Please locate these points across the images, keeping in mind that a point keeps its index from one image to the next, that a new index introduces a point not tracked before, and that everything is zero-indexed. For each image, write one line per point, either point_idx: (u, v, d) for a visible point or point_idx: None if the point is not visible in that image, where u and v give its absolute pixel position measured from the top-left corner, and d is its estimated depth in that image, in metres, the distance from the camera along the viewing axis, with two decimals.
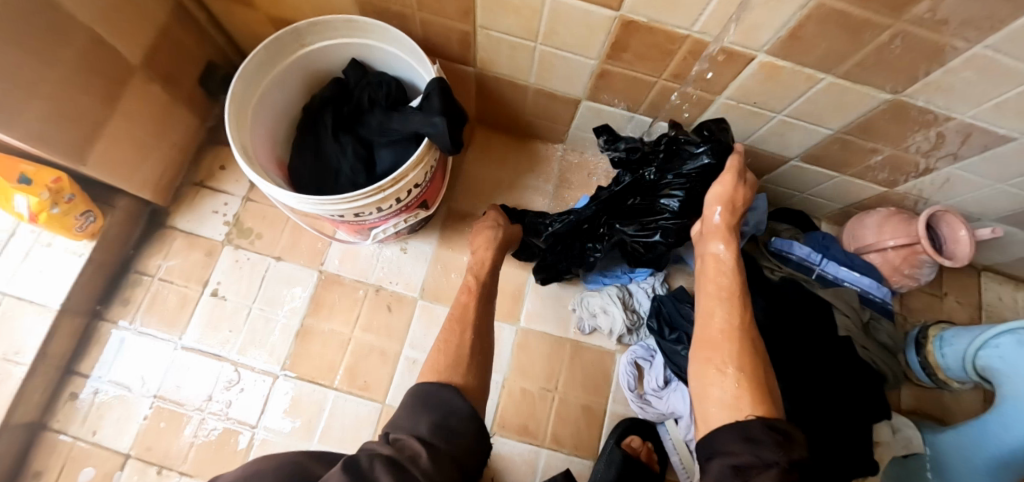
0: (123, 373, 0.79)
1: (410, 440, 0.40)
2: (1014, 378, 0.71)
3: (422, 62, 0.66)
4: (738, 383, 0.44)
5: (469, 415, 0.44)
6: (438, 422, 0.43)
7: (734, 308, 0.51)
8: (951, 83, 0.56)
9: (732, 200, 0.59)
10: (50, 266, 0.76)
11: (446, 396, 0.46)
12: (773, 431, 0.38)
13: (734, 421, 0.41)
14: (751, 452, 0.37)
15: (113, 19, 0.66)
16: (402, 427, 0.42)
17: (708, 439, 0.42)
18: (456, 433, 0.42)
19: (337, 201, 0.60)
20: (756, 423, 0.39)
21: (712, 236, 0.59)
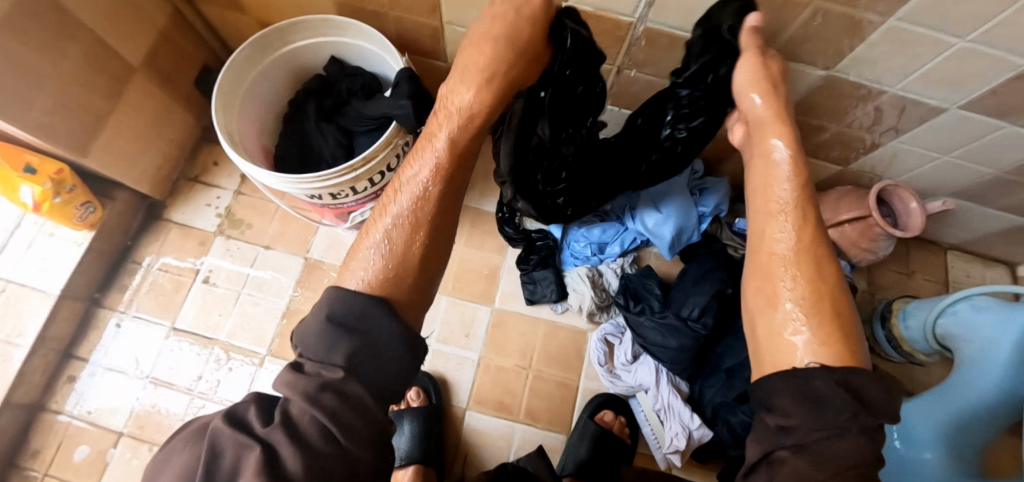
0: (119, 357, 0.83)
1: (320, 384, 0.33)
2: (968, 342, 0.73)
3: (391, 54, 0.72)
4: (801, 306, 0.38)
5: (385, 336, 0.36)
6: (359, 345, 0.35)
7: (796, 221, 0.41)
8: (876, 57, 0.60)
9: (771, 90, 0.46)
10: (52, 254, 0.81)
11: (369, 313, 0.37)
12: (842, 388, 0.32)
13: (789, 368, 0.35)
14: (812, 415, 0.31)
15: (115, 24, 0.72)
16: (319, 351, 0.35)
17: (761, 385, 0.37)
18: (383, 361, 0.36)
19: (312, 179, 0.66)
20: (820, 374, 0.33)
21: (763, 136, 0.45)
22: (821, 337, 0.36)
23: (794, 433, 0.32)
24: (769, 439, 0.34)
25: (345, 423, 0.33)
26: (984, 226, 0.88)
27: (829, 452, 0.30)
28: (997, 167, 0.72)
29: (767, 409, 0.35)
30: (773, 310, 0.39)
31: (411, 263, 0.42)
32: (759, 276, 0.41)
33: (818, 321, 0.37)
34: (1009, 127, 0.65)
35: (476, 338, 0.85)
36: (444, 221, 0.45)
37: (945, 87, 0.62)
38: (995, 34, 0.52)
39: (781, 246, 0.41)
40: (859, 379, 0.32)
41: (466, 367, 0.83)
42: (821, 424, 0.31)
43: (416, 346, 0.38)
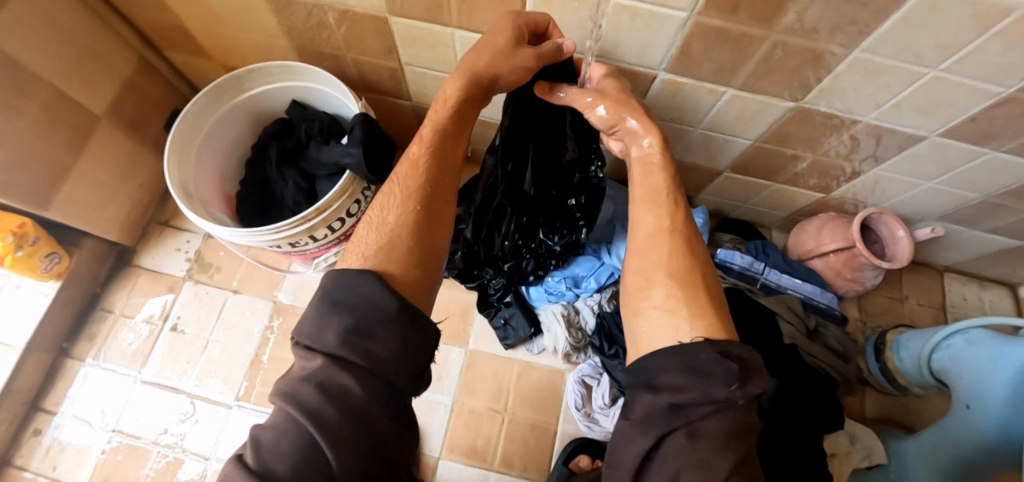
0: (84, 409, 0.82)
1: (308, 377, 0.34)
2: (964, 381, 0.69)
3: (349, 97, 0.71)
4: (674, 281, 0.44)
5: (390, 309, 0.37)
6: (351, 324, 0.36)
7: (668, 208, 0.49)
8: (843, 88, 0.57)
9: (626, 99, 0.53)
10: (18, 305, 0.81)
11: (366, 285, 0.39)
12: (725, 361, 0.35)
13: (677, 345, 0.39)
14: (700, 389, 0.34)
15: (75, 76, 0.73)
16: (313, 333, 0.37)
17: (648, 362, 0.39)
18: (378, 337, 0.36)
19: (265, 231, 0.64)
20: (705, 350, 0.36)
21: (639, 136, 0.52)
22: (691, 311, 0.41)
23: (684, 411, 0.34)
24: (667, 420, 0.35)
25: (323, 416, 0.32)
26: (978, 249, 0.83)
27: (711, 430, 0.33)
28: (983, 192, 0.69)
29: (652, 390, 0.37)
30: (653, 291, 0.44)
31: (403, 233, 0.46)
32: (648, 253, 0.47)
33: (691, 291, 0.43)
34: (992, 153, 0.61)
35: (448, 382, 0.82)
36: (437, 200, 0.50)
37: (919, 116, 0.59)
38: (967, 63, 0.49)
39: (650, 229, 0.48)
40: (733, 350, 0.37)
41: (437, 413, 0.80)
42: (709, 398, 0.34)
43: (415, 318, 0.38)
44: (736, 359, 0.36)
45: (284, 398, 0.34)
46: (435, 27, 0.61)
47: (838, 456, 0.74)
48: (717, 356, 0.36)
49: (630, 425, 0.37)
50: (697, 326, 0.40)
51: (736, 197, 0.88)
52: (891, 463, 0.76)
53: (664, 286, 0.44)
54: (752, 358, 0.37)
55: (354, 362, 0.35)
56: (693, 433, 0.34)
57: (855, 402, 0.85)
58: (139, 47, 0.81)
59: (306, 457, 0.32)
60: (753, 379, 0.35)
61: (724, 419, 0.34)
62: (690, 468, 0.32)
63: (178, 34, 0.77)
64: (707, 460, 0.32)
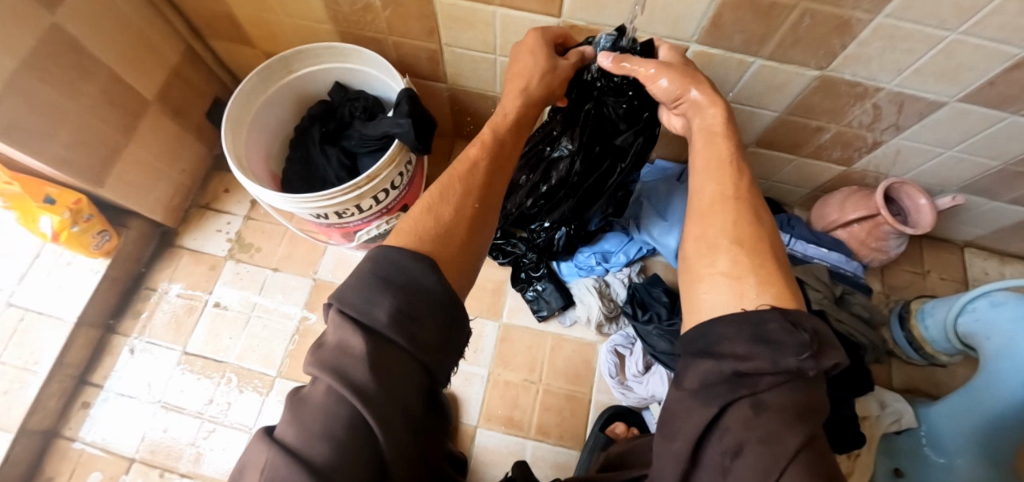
0: (131, 382, 0.84)
1: (359, 354, 0.29)
2: (993, 341, 0.71)
3: (392, 76, 0.75)
4: (740, 249, 0.38)
5: (444, 300, 0.34)
6: (401, 305, 0.32)
7: (732, 176, 0.44)
8: (867, 54, 0.60)
9: (692, 73, 0.52)
10: (69, 282, 0.84)
11: (418, 271, 0.35)
12: (799, 330, 0.30)
13: (741, 312, 0.33)
14: (769, 356, 0.29)
15: (131, 60, 0.76)
16: (356, 307, 0.32)
17: (705, 331, 0.34)
18: (426, 325, 0.33)
19: (317, 198, 0.67)
20: (775, 318, 0.31)
21: (704, 106, 0.50)
22: (758, 278, 0.36)
23: (749, 380, 0.29)
24: (730, 386, 0.29)
25: (377, 401, 0.28)
26: (998, 221, 0.86)
27: (778, 400, 0.28)
28: (1001, 158, 0.71)
29: (710, 358, 0.32)
30: (717, 257, 0.39)
31: (456, 225, 0.42)
32: (706, 219, 0.42)
33: (760, 260, 0.37)
34: (1011, 118, 0.64)
35: (484, 353, 0.85)
36: (486, 195, 0.47)
37: (939, 82, 0.62)
38: (986, 25, 0.52)
39: (713, 196, 0.43)
40: (806, 321, 0.31)
41: (474, 383, 0.82)
42: (779, 367, 0.29)
43: (457, 314, 0.35)
44: (811, 330, 0.30)
45: (329, 372, 0.29)
46: (478, 7, 0.65)
47: (868, 420, 0.76)
48: (790, 325, 0.31)
49: (682, 395, 0.32)
50: (764, 294, 0.35)
51: (758, 174, 0.91)
52: (921, 427, 0.77)
53: (729, 252, 0.38)
54: (826, 331, 0.31)
55: (401, 346, 0.31)
56: (759, 405, 0.28)
57: (881, 372, 0.87)
58: (187, 36, 0.85)
59: (353, 448, 0.27)
60: (827, 352, 0.30)
61: (794, 392, 0.29)
62: (755, 441, 0.27)
63: (225, 22, 0.81)
64: (778, 433, 0.27)
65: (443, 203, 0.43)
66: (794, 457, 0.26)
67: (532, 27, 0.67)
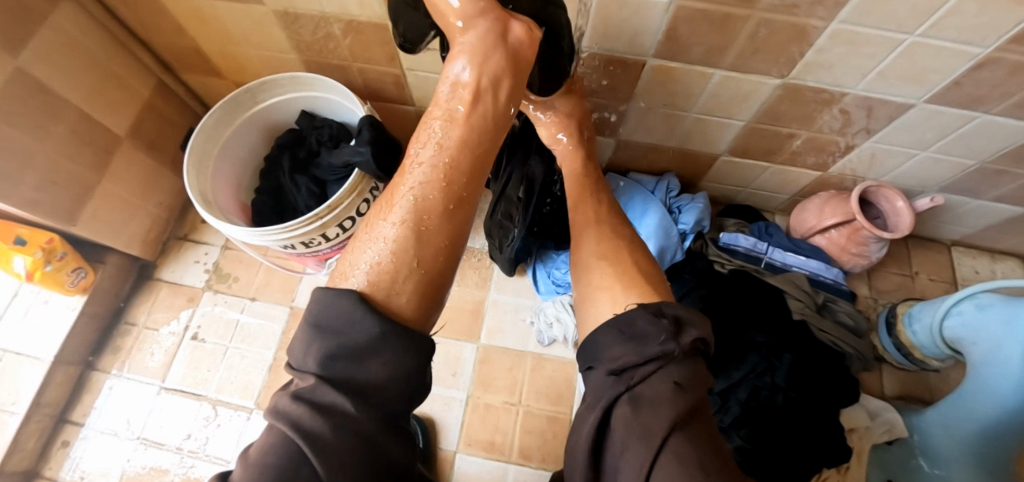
0: (111, 418, 0.84)
1: (300, 393, 0.30)
2: (977, 345, 0.69)
3: (355, 102, 0.74)
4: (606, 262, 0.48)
5: (379, 326, 0.31)
6: (337, 348, 0.30)
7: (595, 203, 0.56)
8: (828, 61, 0.59)
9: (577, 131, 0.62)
10: (47, 321, 0.84)
11: (344, 309, 0.32)
12: (659, 319, 0.37)
13: (616, 317, 0.41)
14: (637, 350, 0.36)
15: (100, 99, 0.77)
16: (298, 359, 0.32)
17: (593, 340, 0.41)
18: (368, 355, 0.31)
19: (280, 231, 0.66)
20: (641, 314, 0.39)
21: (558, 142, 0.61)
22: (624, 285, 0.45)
23: (627, 374, 0.36)
24: (614, 385, 0.36)
25: (318, 445, 0.28)
26: (985, 219, 0.84)
27: (654, 384, 0.34)
28: (979, 157, 0.70)
29: (601, 364, 0.38)
30: (591, 275, 0.47)
31: (398, 263, 0.35)
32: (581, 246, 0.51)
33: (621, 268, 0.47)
34: (983, 116, 0.62)
35: (463, 377, 0.83)
36: (456, 206, 0.38)
37: (906, 84, 0.60)
38: (944, 27, 0.51)
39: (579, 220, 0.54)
40: (665, 309, 0.39)
41: (454, 407, 0.81)
42: (646, 356, 0.35)
43: (409, 342, 0.32)
44: (668, 315, 0.38)
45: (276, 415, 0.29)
46: None
47: (857, 431, 0.74)
48: (652, 317, 0.38)
49: (585, 407, 0.38)
50: (631, 294, 0.43)
51: (735, 182, 0.90)
52: (913, 436, 0.75)
53: (601, 268, 0.47)
54: (689, 313, 0.38)
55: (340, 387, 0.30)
56: (635, 399, 0.34)
57: (871, 380, 0.84)
58: (157, 71, 0.86)
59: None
60: (687, 331, 0.36)
61: (666, 374, 0.34)
62: (634, 430, 0.32)
63: (193, 56, 0.82)
64: (649, 422, 0.32)
65: (374, 227, 0.38)
66: (667, 434, 0.31)
67: None
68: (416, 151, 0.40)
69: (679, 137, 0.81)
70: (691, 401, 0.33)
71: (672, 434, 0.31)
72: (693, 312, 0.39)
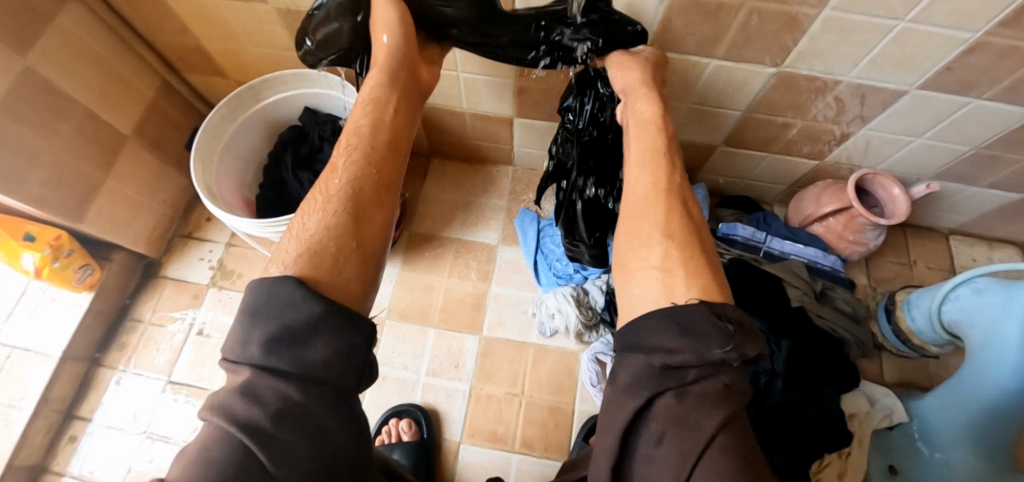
0: (117, 413, 0.85)
1: (238, 386, 0.31)
2: (975, 328, 0.69)
3: (357, 97, 0.76)
4: (670, 243, 0.42)
5: (317, 309, 0.33)
6: (279, 332, 0.32)
7: (665, 170, 0.47)
8: (820, 49, 0.60)
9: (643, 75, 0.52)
10: (55, 318, 0.85)
11: (285, 290, 0.33)
12: (721, 324, 0.34)
13: (672, 307, 0.37)
14: (696, 350, 0.33)
15: (106, 98, 0.79)
16: (237, 351, 0.33)
17: (635, 325, 0.38)
18: (308, 340, 0.32)
19: (284, 222, 0.67)
20: (702, 312, 0.35)
21: (637, 99, 0.51)
22: (686, 272, 0.40)
23: (678, 372, 0.34)
24: (660, 379, 0.34)
25: (260, 428, 0.29)
26: (981, 206, 0.84)
27: (705, 386, 0.33)
28: (973, 143, 0.71)
29: (643, 351, 0.36)
30: (651, 250, 0.42)
31: (332, 244, 0.38)
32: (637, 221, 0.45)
33: (688, 256, 0.41)
34: (975, 102, 0.63)
35: (466, 368, 0.84)
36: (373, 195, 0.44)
37: (898, 71, 0.61)
38: (933, 12, 0.52)
39: (646, 189, 0.46)
40: (729, 311, 0.36)
41: (457, 399, 0.82)
42: (705, 359, 0.33)
43: (345, 320, 0.34)
44: (733, 322, 0.35)
45: (218, 410, 0.30)
46: None
47: (857, 417, 0.74)
48: (714, 317, 0.35)
49: (617, 388, 0.36)
50: (692, 286, 0.38)
51: (733, 173, 0.91)
52: (912, 421, 0.76)
53: (657, 247, 0.42)
54: (746, 320, 0.36)
55: (280, 372, 0.31)
56: (682, 395, 0.33)
57: (871, 367, 0.85)
58: (161, 71, 0.87)
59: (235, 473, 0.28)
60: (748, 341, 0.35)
61: (719, 378, 0.33)
62: (680, 424, 0.32)
63: (197, 55, 0.83)
64: (692, 417, 0.32)
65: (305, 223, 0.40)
66: (712, 438, 0.31)
67: None
68: (335, 160, 0.45)
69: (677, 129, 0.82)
70: (736, 401, 0.33)
71: (713, 440, 0.31)
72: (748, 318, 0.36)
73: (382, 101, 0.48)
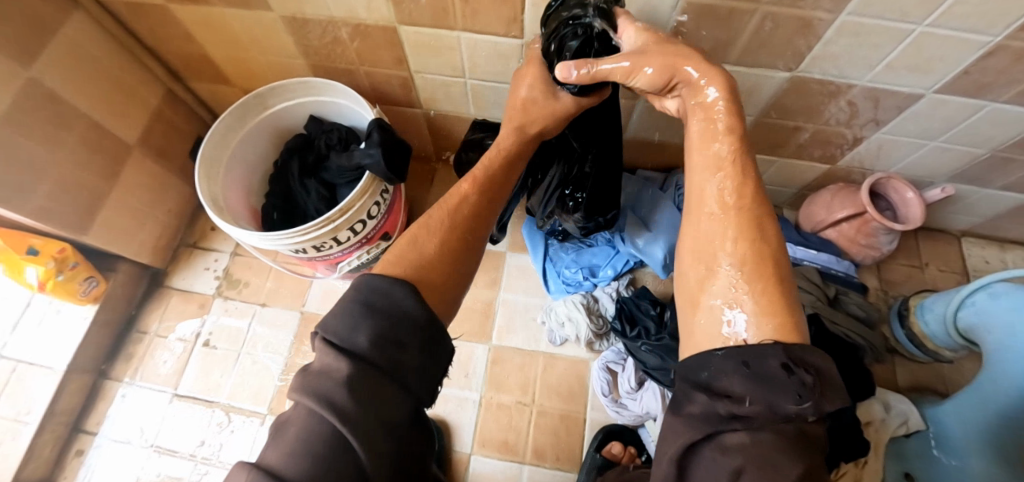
0: (125, 426, 0.84)
1: (336, 379, 0.33)
2: (992, 334, 0.68)
3: (363, 105, 0.74)
4: (739, 271, 0.37)
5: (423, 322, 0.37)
6: (382, 333, 0.36)
7: (737, 178, 0.41)
8: (835, 53, 0.59)
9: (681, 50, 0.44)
10: (60, 330, 0.84)
11: (399, 296, 0.39)
12: (799, 371, 0.31)
13: (738, 346, 0.34)
14: (767, 398, 0.30)
15: (110, 110, 0.78)
16: (342, 337, 0.36)
17: (699, 362, 0.35)
18: (406, 351, 0.36)
19: (291, 234, 0.66)
20: (776, 354, 0.32)
21: (698, 93, 0.43)
22: (760, 307, 0.35)
23: (746, 418, 0.30)
24: (715, 422, 0.30)
25: (351, 421, 0.31)
26: (994, 209, 0.84)
27: (779, 434, 0.29)
28: (988, 146, 0.70)
29: (706, 392, 0.33)
30: (714, 274, 0.38)
31: (442, 256, 0.45)
32: (702, 237, 0.40)
33: (762, 286, 0.36)
34: (991, 105, 0.62)
35: (475, 377, 0.83)
36: (479, 222, 0.51)
37: (914, 74, 0.60)
38: (952, 16, 0.51)
39: (719, 206, 0.40)
40: (809, 358, 0.32)
41: (467, 408, 0.81)
42: (778, 408, 0.30)
43: (437, 339, 0.39)
44: (812, 370, 0.31)
45: (314, 395, 0.32)
46: (442, 33, 0.65)
47: (873, 425, 0.73)
48: (787, 364, 0.31)
49: (675, 420, 0.33)
50: (765, 324, 0.34)
51: None
52: (931, 429, 0.75)
53: (725, 276, 0.38)
54: (829, 369, 0.32)
55: (379, 367, 0.34)
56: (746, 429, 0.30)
57: (885, 372, 0.84)
58: (166, 79, 0.86)
59: (331, 458, 0.31)
60: (826, 392, 0.31)
61: (797, 431, 0.29)
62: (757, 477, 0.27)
63: (201, 63, 0.82)
64: (768, 459, 0.28)
65: (429, 237, 0.46)
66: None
67: (497, 49, 0.66)
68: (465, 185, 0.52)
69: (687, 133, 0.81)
70: (815, 460, 0.29)
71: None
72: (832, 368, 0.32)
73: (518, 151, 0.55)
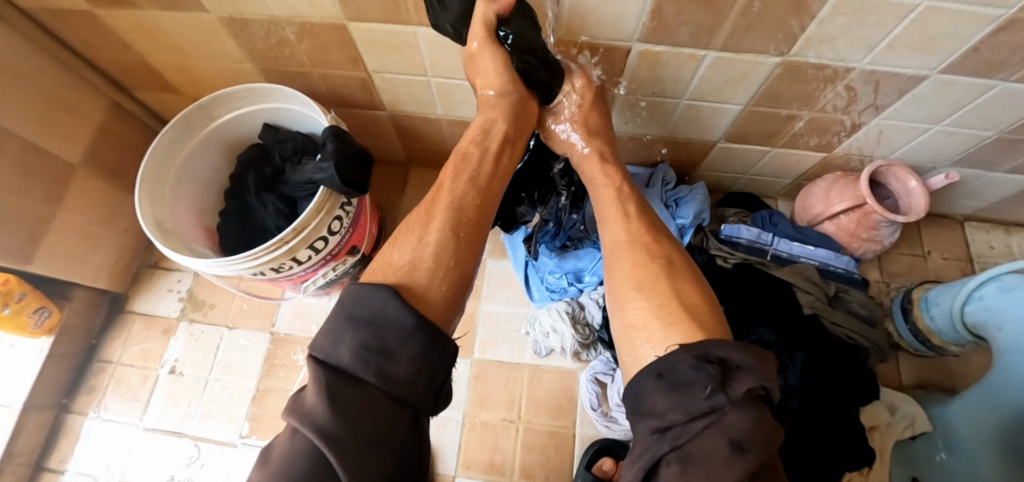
0: (89, 462, 0.80)
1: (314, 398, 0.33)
2: (1004, 330, 0.64)
3: (317, 112, 0.68)
4: (641, 290, 0.45)
5: (411, 327, 0.37)
6: (362, 342, 0.35)
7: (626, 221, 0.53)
8: (832, 34, 0.53)
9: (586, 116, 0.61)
10: (15, 366, 0.79)
11: (381, 302, 0.38)
12: (704, 365, 0.33)
13: (658, 359, 0.37)
14: (681, 404, 0.33)
15: (46, 128, 0.71)
16: (324, 350, 0.36)
17: (636, 387, 0.38)
18: (393, 357, 0.35)
19: (242, 259, 0.61)
20: (683, 358, 0.35)
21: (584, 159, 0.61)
22: (663, 321, 0.42)
23: (674, 430, 0.33)
24: (659, 444, 0.33)
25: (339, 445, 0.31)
26: (1000, 192, 0.78)
27: (707, 447, 0.30)
28: (996, 128, 0.64)
29: (644, 416, 0.36)
30: (637, 301, 0.45)
31: (414, 254, 0.46)
32: (616, 262, 0.50)
33: (657, 299, 0.44)
34: (1002, 84, 0.57)
35: (456, 395, 0.79)
36: (475, 232, 0.51)
37: (918, 54, 0.54)
38: None
39: (620, 239, 0.51)
40: (712, 352, 0.34)
41: (448, 428, 0.77)
42: (693, 413, 0.32)
43: (433, 340, 0.37)
44: (716, 361, 0.33)
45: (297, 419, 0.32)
46: (395, 29, 0.58)
47: (878, 429, 0.69)
48: (696, 362, 0.34)
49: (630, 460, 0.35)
50: (672, 335, 0.40)
51: (734, 169, 0.85)
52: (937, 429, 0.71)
53: (636, 301, 0.45)
54: (741, 358, 0.33)
55: (371, 382, 0.34)
56: (686, 458, 0.31)
57: (887, 370, 0.80)
58: (109, 91, 0.80)
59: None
60: (738, 379, 0.32)
61: (721, 432, 0.30)
62: None
63: (144, 72, 0.76)
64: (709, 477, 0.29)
65: (407, 237, 0.48)
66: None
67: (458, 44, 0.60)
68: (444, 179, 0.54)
69: (674, 125, 0.75)
70: (757, 457, 0.29)
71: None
72: (748, 356, 0.34)
73: (489, 130, 0.56)
